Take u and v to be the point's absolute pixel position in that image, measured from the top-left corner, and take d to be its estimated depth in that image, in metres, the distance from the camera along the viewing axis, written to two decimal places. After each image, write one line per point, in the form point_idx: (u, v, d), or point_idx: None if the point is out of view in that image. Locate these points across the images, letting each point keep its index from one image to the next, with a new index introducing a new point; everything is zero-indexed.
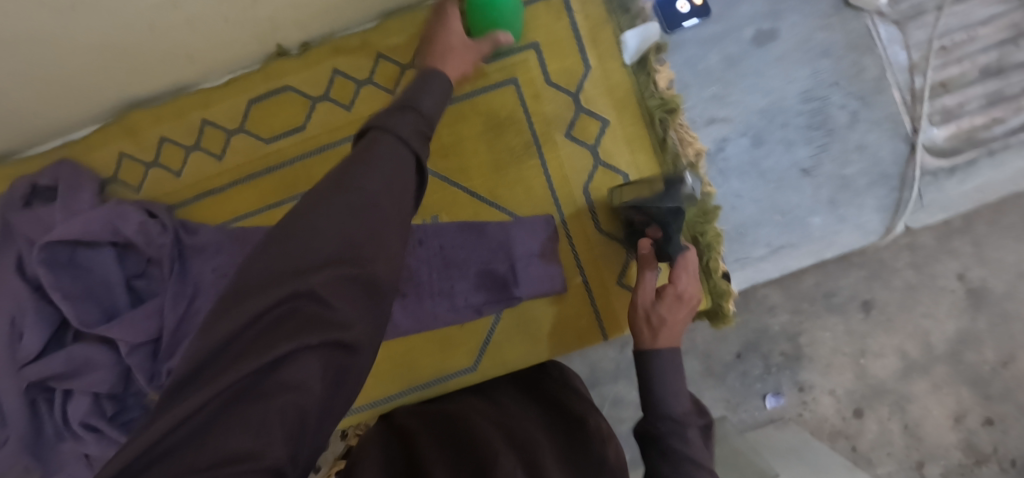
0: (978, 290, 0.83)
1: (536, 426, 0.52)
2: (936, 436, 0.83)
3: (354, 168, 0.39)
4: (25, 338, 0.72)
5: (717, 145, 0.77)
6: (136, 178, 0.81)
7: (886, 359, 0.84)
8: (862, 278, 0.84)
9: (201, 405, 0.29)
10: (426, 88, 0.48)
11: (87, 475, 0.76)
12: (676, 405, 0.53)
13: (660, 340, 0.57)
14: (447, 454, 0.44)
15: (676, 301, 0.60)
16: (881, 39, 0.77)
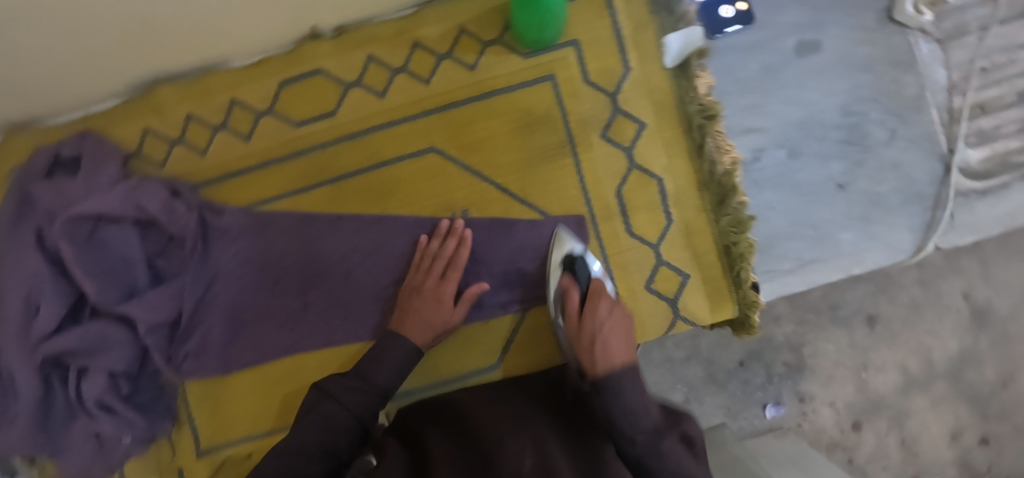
0: (981, 311, 0.84)
1: (540, 412, 0.59)
2: (933, 453, 0.85)
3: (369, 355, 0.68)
4: (42, 312, 0.70)
5: (753, 154, 0.76)
6: (159, 154, 0.78)
7: (887, 374, 0.85)
8: (869, 292, 0.84)
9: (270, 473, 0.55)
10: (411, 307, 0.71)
11: (96, 456, 0.75)
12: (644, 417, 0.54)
13: (599, 363, 0.60)
14: (453, 452, 0.50)
15: (606, 317, 0.64)
16: (922, 58, 0.76)
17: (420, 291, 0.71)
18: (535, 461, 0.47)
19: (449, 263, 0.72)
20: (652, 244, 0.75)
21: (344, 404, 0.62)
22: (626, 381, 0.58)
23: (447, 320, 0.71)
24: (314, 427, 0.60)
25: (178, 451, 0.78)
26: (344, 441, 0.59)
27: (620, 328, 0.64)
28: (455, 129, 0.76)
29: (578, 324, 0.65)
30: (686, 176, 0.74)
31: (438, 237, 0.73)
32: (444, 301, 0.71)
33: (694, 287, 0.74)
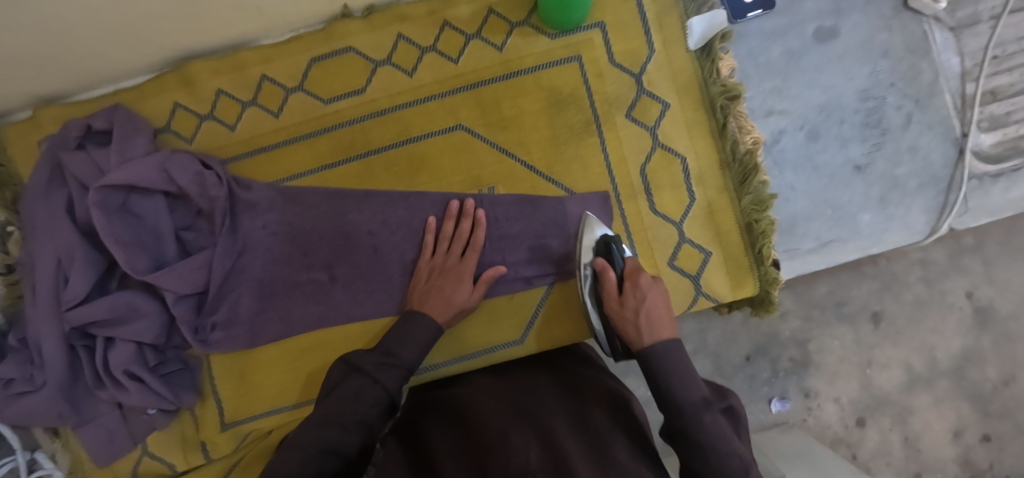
0: (985, 308, 0.91)
1: (547, 394, 0.58)
2: (936, 450, 0.91)
3: (397, 331, 0.66)
4: (71, 280, 0.70)
5: (774, 136, 0.78)
6: (190, 129, 0.79)
7: (891, 370, 0.91)
8: (875, 289, 0.92)
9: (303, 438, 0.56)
10: (438, 299, 0.70)
11: (120, 426, 0.77)
12: (689, 391, 0.55)
13: (647, 335, 0.61)
14: (459, 453, 0.49)
15: (646, 292, 0.65)
16: (937, 45, 0.78)
17: (442, 271, 0.72)
18: (542, 451, 0.46)
19: (467, 243, 0.74)
20: (674, 222, 0.76)
21: (378, 380, 0.59)
22: (669, 355, 0.58)
23: (466, 303, 0.71)
24: (348, 399, 0.57)
25: (201, 424, 0.78)
26: (376, 413, 0.57)
27: (661, 300, 0.65)
28: (483, 108, 0.77)
29: (619, 302, 0.66)
30: (709, 156, 0.76)
31: (451, 218, 0.75)
32: (465, 280, 0.72)
33: (716, 264, 0.76)
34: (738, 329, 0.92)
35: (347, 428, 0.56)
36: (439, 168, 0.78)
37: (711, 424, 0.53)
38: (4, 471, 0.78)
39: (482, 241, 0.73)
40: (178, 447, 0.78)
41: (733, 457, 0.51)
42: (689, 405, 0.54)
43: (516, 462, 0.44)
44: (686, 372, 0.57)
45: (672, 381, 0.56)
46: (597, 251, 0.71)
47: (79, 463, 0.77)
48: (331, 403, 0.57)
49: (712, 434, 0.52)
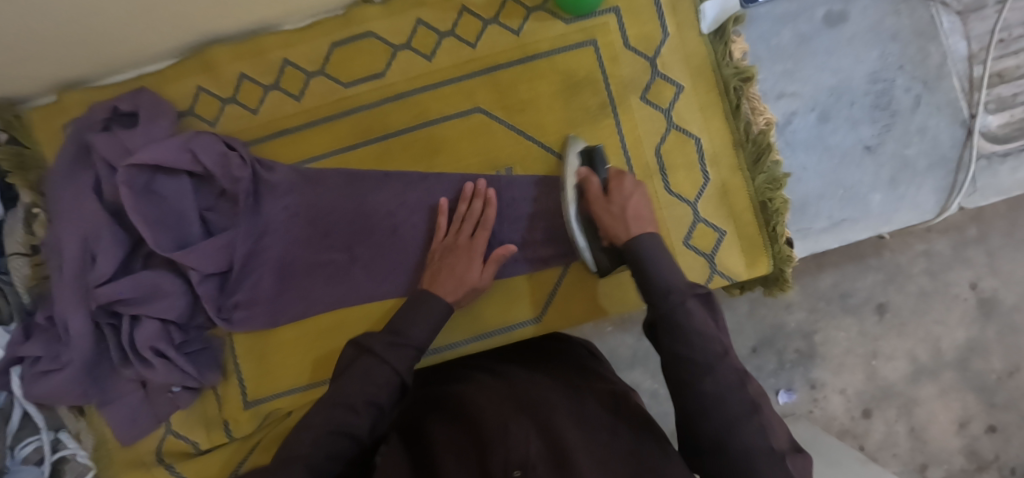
0: (989, 299, 0.92)
1: (550, 387, 0.56)
2: (942, 442, 0.93)
3: (408, 311, 0.66)
4: (99, 259, 0.72)
5: (786, 118, 0.80)
6: (213, 112, 0.80)
7: (897, 361, 0.94)
8: (879, 281, 0.93)
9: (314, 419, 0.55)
10: (450, 281, 0.70)
11: (142, 405, 0.78)
12: (674, 281, 0.56)
13: (633, 228, 0.64)
14: (460, 447, 0.47)
15: (630, 193, 0.68)
16: (944, 29, 0.80)
17: (453, 251, 0.73)
18: (543, 443, 0.44)
19: (478, 223, 0.74)
20: (689, 202, 0.78)
21: (387, 360, 0.58)
22: (652, 243, 0.61)
23: (478, 281, 0.72)
24: (357, 380, 0.57)
25: (223, 403, 0.79)
26: (386, 397, 0.56)
27: (643, 200, 0.69)
28: (500, 91, 0.79)
29: (606, 202, 0.69)
30: (723, 136, 0.78)
31: (461, 199, 0.75)
32: (476, 260, 0.72)
33: (730, 241, 0.78)
34: (743, 320, 0.95)
35: (356, 411, 0.55)
36: (452, 151, 0.79)
37: (695, 312, 0.52)
38: (29, 450, 0.79)
39: (492, 220, 0.74)
40: (201, 426, 0.79)
41: (716, 342, 0.50)
42: (676, 290, 0.54)
43: (516, 455, 0.42)
44: (669, 262, 0.59)
45: (660, 270, 0.58)
46: (582, 163, 0.74)
47: (104, 441, 0.79)
48: (341, 385, 0.57)
49: (695, 318, 0.52)
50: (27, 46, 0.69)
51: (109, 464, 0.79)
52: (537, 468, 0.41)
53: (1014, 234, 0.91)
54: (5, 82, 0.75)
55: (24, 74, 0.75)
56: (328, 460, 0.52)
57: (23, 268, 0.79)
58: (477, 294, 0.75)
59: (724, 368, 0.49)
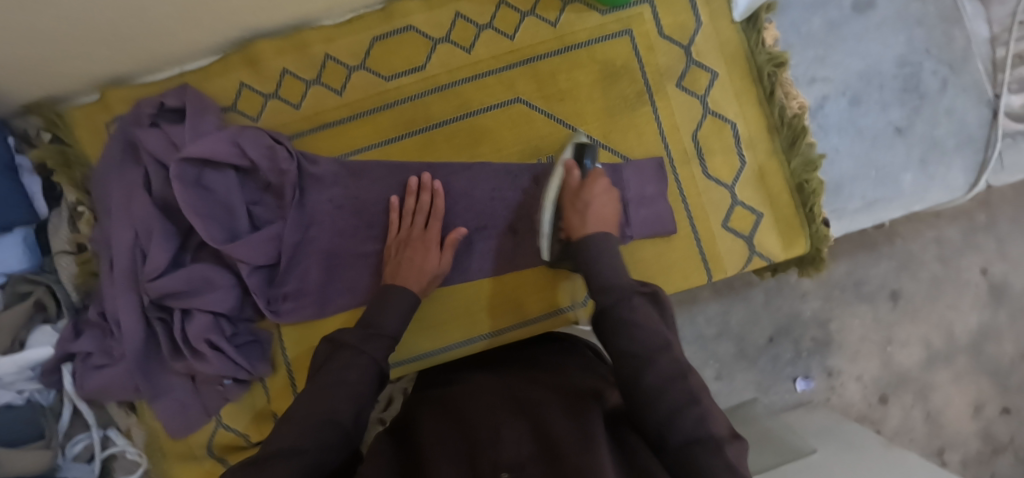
0: (1000, 284, 0.98)
1: (541, 388, 0.56)
2: (957, 425, 0.98)
3: (378, 302, 0.69)
4: (151, 254, 0.72)
5: (818, 102, 0.82)
6: (255, 108, 0.81)
7: (911, 348, 0.99)
8: (892, 268, 0.99)
9: (294, 412, 0.54)
10: (406, 273, 0.73)
11: (193, 399, 0.79)
12: (618, 281, 0.60)
13: (588, 225, 0.69)
14: (448, 439, 0.48)
15: (599, 193, 0.72)
16: (966, 14, 0.83)
17: (408, 242, 0.75)
18: (534, 445, 0.45)
19: (430, 213, 0.77)
20: (727, 186, 0.80)
21: (365, 351, 0.61)
22: (600, 245, 0.66)
23: (436, 269, 0.75)
24: (338, 370, 0.58)
25: (273, 398, 0.80)
26: (368, 384, 0.58)
27: (610, 203, 0.72)
28: (540, 80, 0.80)
29: (575, 195, 0.72)
30: (757, 120, 0.80)
31: (409, 193, 0.77)
32: (432, 248, 0.75)
33: (769, 223, 0.80)
34: (760, 311, 1.00)
35: (338, 398, 0.55)
36: (467, 143, 0.80)
37: (639, 308, 0.55)
38: (80, 449, 0.79)
39: (443, 209, 0.77)
40: (252, 421, 0.80)
41: (656, 334, 0.52)
42: (619, 291, 0.57)
43: (507, 457, 0.43)
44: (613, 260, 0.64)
45: (604, 270, 0.62)
46: (572, 154, 0.76)
47: (155, 433, 0.80)
48: (321, 378, 0.58)
49: (635, 315, 0.54)
50: (76, 37, 0.69)
51: (161, 457, 0.81)
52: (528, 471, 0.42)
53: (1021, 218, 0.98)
54: (52, 78, 0.76)
55: (71, 69, 0.76)
56: (318, 451, 0.50)
57: (69, 266, 0.81)
58: (438, 280, 0.77)
59: (665, 359, 0.51)
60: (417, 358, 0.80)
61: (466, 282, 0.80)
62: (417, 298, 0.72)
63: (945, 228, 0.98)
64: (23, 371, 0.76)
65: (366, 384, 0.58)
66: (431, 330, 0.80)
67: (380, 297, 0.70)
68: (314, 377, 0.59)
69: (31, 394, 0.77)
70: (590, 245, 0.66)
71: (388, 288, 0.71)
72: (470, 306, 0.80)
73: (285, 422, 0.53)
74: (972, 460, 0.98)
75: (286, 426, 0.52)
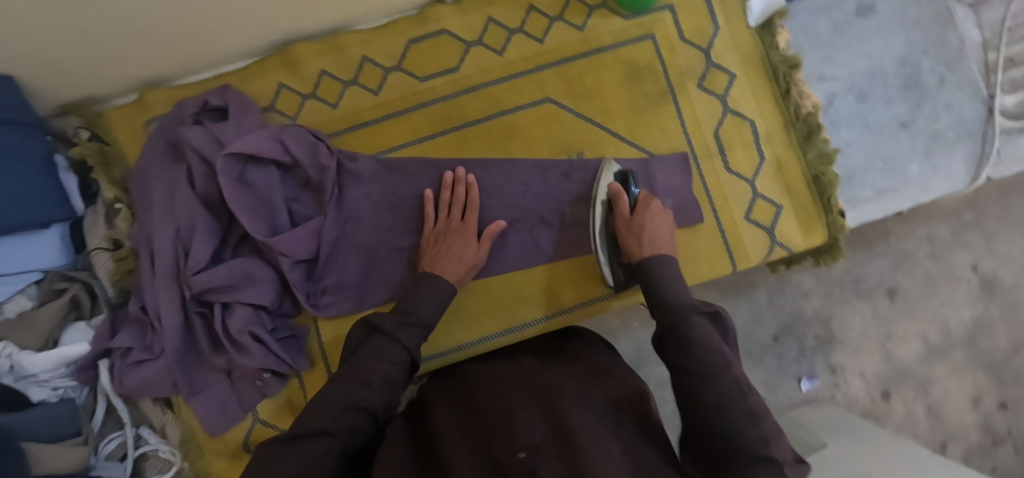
0: (990, 279, 1.02)
1: (554, 374, 0.59)
2: (957, 418, 1.02)
3: (417, 288, 0.70)
4: (194, 247, 0.73)
5: (828, 99, 0.88)
6: (293, 108, 0.84)
7: (910, 344, 1.03)
8: (888, 266, 1.03)
9: (323, 391, 0.56)
10: (446, 264, 0.74)
11: (230, 394, 0.79)
12: (692, 300, 0.57)
13: (647, 250, 0.66)
14: (463, 428, 0.52)
15: (655, 215, 0.71)
16: (958, 18, 0.89)
17: (447, 233, 0.77)
18: (549, 428, 0.48)
19: (465, 206, 0.79)
20: (747, 179, 0.84)
21: (397, 340, 0.61)
22: (663, 270, 0.62)
23: (476, 258, 0.76)
24: (370, 359, 0.59)
25: (309, 390, 0.81)
26: (399, 372, 0.59)
27: (667, 226, 0.70)
28: (568, 81, 0.85)
29: (629, 222, 0.71)
30: (773, 116, 0.85)
31: (444, 188, 0.80)
32: (471, 239, 0.77)
33: (788, 215, 0.84)
34: (764, 309, 1.04)
35: (370, 387, 0.56)
36: (500, 138, 0.84)
37: (702, 325, 0.54)
38: (113, 447, 0.78)
39: (478, 201, 0.79)
40: (285, 412, 0.81)
41: (720, 355, 0.51)
42: (680, 307, 0.56)
43: (520, 439, 0.47)
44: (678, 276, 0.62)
45: (666, 294, 0.59)
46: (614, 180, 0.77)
47: (191, 432, 0.80)
48: (353, 365, 0.58)
49: (700, 331, 0.53)
50: (127, 38, 0.71)
51: (198, 455, 0.80)
52: (543, 452, 0.45)
53: (1008, 216, 1.02)
54: (96, 78, 0.78)
55: (115, 70, 0.78)
56: (346, 434, 0.52)
57: (107, 262, 0.80)
58: (475, 274, 0.79)
59: (731, 387, 0.49)
60: (454, 349, 0.83)
61: (501, 274, 0.83)
62: (453, 289, 0.72)
63: (935, 226, 1.03)
64: (58, 368, 0.75)
65: (397, 374, 0.59)
66: (467, 321, 0.83)
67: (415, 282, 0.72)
68: (346, 361, 0.60)
69: (65, 391, 0.77)
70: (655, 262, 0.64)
71: (427, 275, 0.71)
72: (504, 298, 0.83)
73: (314, 404, 0.55)
74: (973, 452, 1.01)
75: (317, 405, 0.54)
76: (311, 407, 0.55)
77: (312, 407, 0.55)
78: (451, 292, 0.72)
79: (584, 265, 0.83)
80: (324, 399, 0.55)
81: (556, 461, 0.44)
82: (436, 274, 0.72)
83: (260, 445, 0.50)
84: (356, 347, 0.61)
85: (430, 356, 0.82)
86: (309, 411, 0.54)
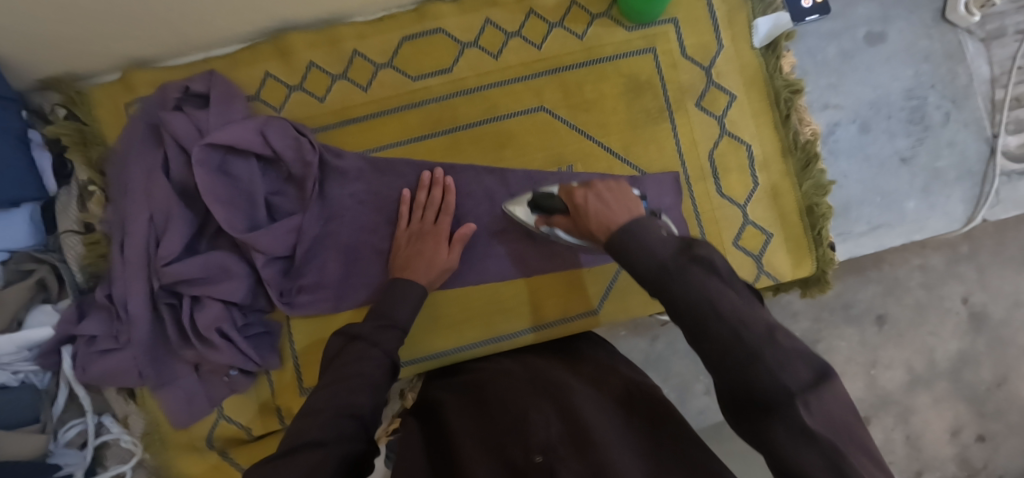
0: (980, 313, 1.01)
1: (565, 376, 0.59)
2: (934, 449, 1.00)
3: (392, 297, 0.69)
4: (166, 237, 0.72)
5: (829, 128, 0.86)
6: (280, 99, 0.81)
7: (894, 371, 1.01)
8: (879, 292, 1.01)
9: (311, 401, 0.54)
10: (418, 270, 0.73)
11: (198, 389, 0.77)
12: (661, 255, 0.49)
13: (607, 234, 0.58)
14: (476, 425, 0.51)
15: (590, 203, 0.64)
16: (969, 53, 0.87)
17: (420, 236, 0.76)
18: (564, 427, 0.47)
19: (440, 208, 0.78)
20: (739, 204, 0.83)
21: (377, 344, 0.60)
22: (626, 234, 0.53)
23: (446, 263, 0.75)
24: (352, 363, 0.57)
25: (278, 391, 0.80)
26: (382, 375, 0.58)
27: (600, 198, 0.64)
28: (566, 91, 0.82)
29: (580, 223, 0.66)
30: (772, 142, 0.83)
31: (421, 188, 0.78)
32: (442, 243, 0.76)
33: (779, 245, 0.83)
34: None
35: (356, 391, 0.54)
36: (491, 144, 0.82)
37: (693, 275, 0.46)
38: (72, 434, 0.77)
39: (454, 205, 0.78)
40: (256, 414, 0.80)
41: (708, 293, 0.44)
42: (658, 262, 0.48)
43: (537, 440, 0.46)
44: (659, 232, 0.52)
45: (638, 252, 0.51)
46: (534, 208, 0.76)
47: (155, 425, 0.78)
48: (335, 372, 0.57)
49: (690, 282, 0.45)
50: (112, 18, 0.68)
51: (161, 448, 0.78)
52: (560, 452, 0.44)
53: (1002, 252, 1.01)
54: (79, 55, 0.75)
55: (99, 48, 0.75)
56: (338, 442, 0.49)
57: (77, 246, 0.79)
58: (449, 276, 0.78)
59: (720, 326, 0.42)
60: (431, 357, 0.81)
61: (482, 284, 0.81)
62: (425, 292, 0.72)
63: (930, 256, 1.01)
64: (20, 352, 0.73)
65: (381, 377, 0.58)
66: (445, 330, 0.81)
67: (390, 289, 0.70)
68: (326, 371, 0.58)
69: (26, 375, 0.75)
70: (623, 234, 0.53)
71: (399, 282, 0.71)
72: (484, 308, 0.81)
73: (302, 415, 0.52)
74: None
75: (305, 415, 0.52)
76: (298, 420, 0.52)
77: (301, 420, 0.52)
78: (423, 295, 0.72)
79: (568, 282, 0.82)
80: (311, 409, 0.52)
81: (574, 462, 0.43)
82: (410, 282, 0.71)
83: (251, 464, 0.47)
84: (334, 356, 0.59)
85: (405, 363, 0.80)
86: (299, 423, 0.51)
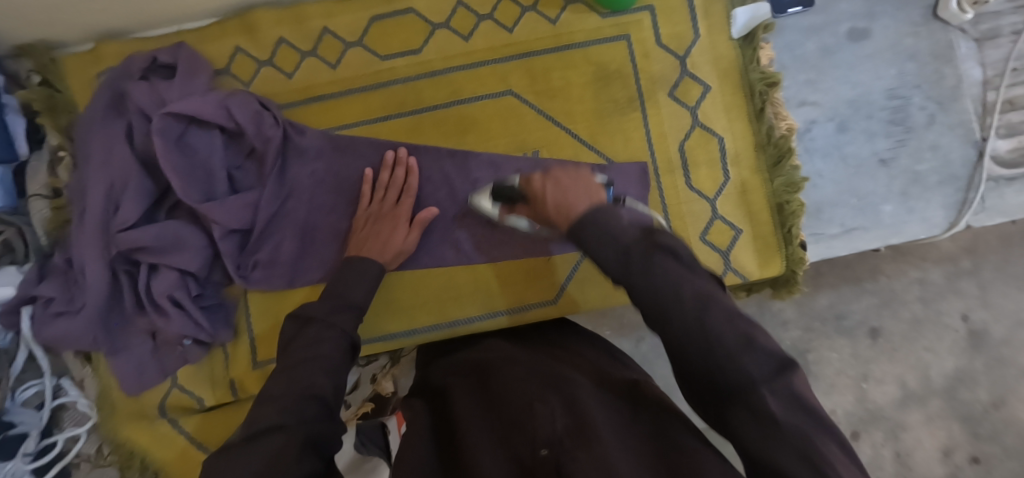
0: (979, 332, 0.93)
1: (571, 370, 0.54)
2: (925, 466, 0.92)
3: (340, 275, 0.68)
4: (123, 207, 0.72)
5: (806, 125, 0.84)
6: (248, 73, 0.82)
7: (886, 386, 0.94)
8: (874, 305, 0.94)
9: (269, 388, 0.52)
10: (373, 251, 0.72)
11: (151, 357, 0.78)
12: (620, 239, 0.44)
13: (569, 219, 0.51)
14: (484, 420, 0.47)
15: (552, 188, 0.58)
16: (959, 54, 0.84)
17: (378, 217, 0.75)
18: (570, 418, 0.42)
19: (401, 190, 0.77)
20: (708, 198, 0.81)
21: (335, 325, 0.60)
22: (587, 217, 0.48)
23: (402, 245, 0.75)
24: (308, 346, 0.56)
25: (232, 362, 0.80)
26: (340, 356, 0.57)
27: (561, 180, 0.58)
28: (534, 77, 0.81)
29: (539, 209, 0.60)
30: (745, 137, 0.81)
31: (383, 170, 0.78)
32: (400, 225, 0.75)
33: (747, 243, 0.81)
34: None
35: (315, 372, 0.53)
36: (455, 127, 0.81)
37: (663, 264, 0.41)
38: (30, 394, 0.78)
39: (415, 188, 0.77)
40: (208, 384, 0.80)
41: (677, 285, 0.39)
42: (621, 250, 0.43)
43: (542, 433, 0.40)
44: (619, 218, 0.45)
45: (598, 234, 0.46)
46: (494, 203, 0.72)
47: (107, 390, 0.79)
48: (292, 356, 0.55)
49: (658, 274, 0.40)
50: None
51: (109, 415, 0.79)
52: (566, 444, 0.39)
53: (1007, 269, 0.93)
54: (53, 24, 0.77)
55: (71, 18, 0.76)
56: (298, 423, 0.47)
57: (43, 210, 0.80)
58: (405, 259, 0.78)
59: (681, 313, 0.38)
60: (385, 338, 0.81)
61: (438, 268, 0.80)
62: (380, 272, 0.71)
63: (930, 270, 0.94)
64: None
65: (340, 359, 0.57)
66: (399, 312, 0.81)
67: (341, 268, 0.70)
68: (283, 355, 0.57)
69: None
70: (579, 225, 0.48)
71: (353, 262, 0.70)
72: (440, 293, 0.80)
73: (260, 402, 0.50)
74: None
75: (262, 402, 0.50)
76: (257, 407, 0.50)
77: (258, 407, 0.50)
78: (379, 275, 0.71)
79: (527, 270, 0.80)
80: (269, 395, 0.51)
81: (583, 452, 0.37)
82: (364, 262, 0.70)
83: (208, 458, 0.45)
84: (291, 339, 0.58)
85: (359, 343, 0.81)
86: (257, 412, 0.49)
